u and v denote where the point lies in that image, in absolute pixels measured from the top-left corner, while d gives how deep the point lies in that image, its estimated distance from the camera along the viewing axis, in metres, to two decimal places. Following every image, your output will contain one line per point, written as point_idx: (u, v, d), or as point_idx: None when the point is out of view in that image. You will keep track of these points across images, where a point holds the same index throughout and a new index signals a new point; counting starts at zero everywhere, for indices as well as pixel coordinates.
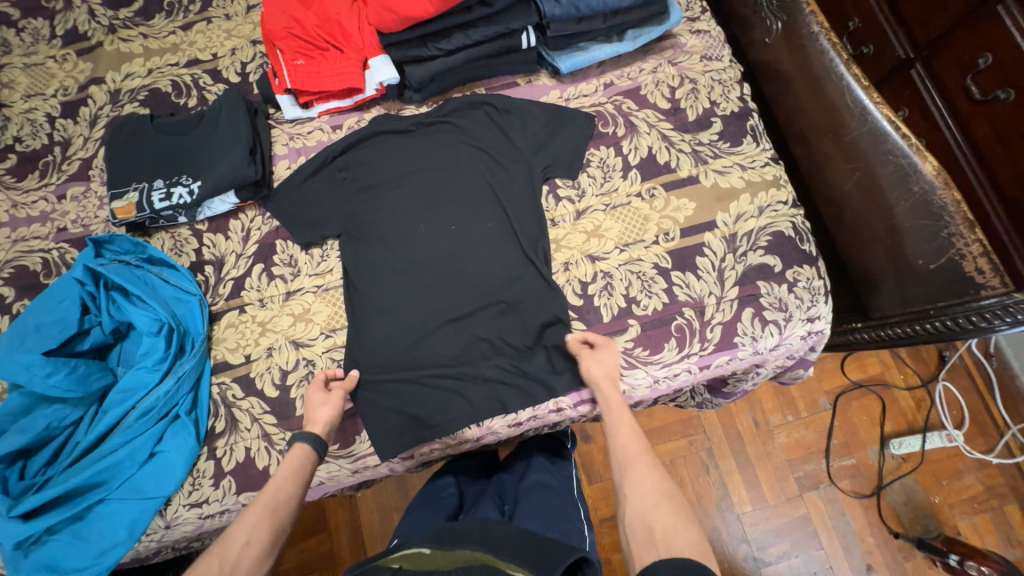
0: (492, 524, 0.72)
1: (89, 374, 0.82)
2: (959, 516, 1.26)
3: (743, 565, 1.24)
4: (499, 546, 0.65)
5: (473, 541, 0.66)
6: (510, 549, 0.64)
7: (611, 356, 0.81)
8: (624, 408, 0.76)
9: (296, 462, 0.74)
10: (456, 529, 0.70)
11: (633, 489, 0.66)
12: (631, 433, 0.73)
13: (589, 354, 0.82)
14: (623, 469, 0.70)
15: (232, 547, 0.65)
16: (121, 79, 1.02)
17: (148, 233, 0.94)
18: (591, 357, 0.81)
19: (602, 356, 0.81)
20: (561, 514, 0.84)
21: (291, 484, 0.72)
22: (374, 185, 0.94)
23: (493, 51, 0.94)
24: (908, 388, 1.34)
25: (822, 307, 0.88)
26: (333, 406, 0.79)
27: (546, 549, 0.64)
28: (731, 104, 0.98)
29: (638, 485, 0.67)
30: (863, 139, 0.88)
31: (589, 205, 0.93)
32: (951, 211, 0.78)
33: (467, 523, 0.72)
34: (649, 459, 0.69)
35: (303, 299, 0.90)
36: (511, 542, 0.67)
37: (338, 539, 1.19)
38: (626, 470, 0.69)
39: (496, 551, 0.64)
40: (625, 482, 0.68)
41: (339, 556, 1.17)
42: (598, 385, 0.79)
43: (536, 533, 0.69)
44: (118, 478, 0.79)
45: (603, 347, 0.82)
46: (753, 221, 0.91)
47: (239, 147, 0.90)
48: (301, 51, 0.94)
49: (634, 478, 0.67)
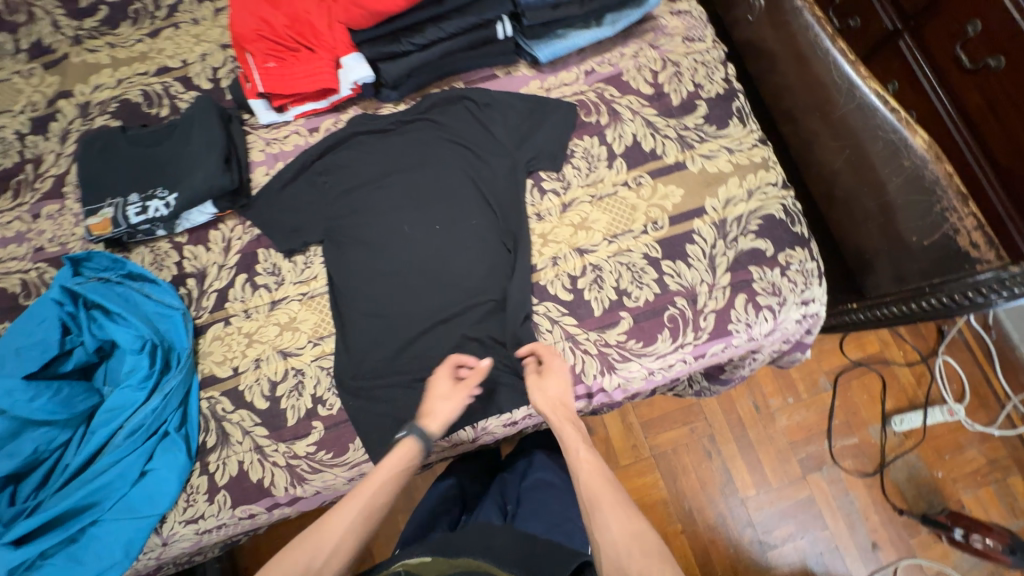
0: (492, 531, 0.71)
1: (73, 396, 0.81)
2: (962, 489, 1.26)
3: (749, 549, 1.23)
4: (499, 556, 0.64)
5: (473, 549, 0.65)
6: (508, 559, 0.63)
7: (558, 378, 0.78)
8: (582, 443, 0.74)
9: (397, 459, 0.72)
10: (457, 536, 0.69)
11: (602, 532, 0.64)
12: (595, 469, 0.71)
13: (536, 381, 0.79)
14: (589, 510, 0.67)
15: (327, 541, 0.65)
16: (90, 91, 1.00)
17: (127, 249, 0.92)
18: (540, 386, 0.78)
19: (548, 382, 0.78)
20: (564, 514, 0.85)
21: (390, 486, 0.71)
22: (355, 187, 0.92)
23: (469, 43, 0.91)
24: (907, 364, 1.34)
25: (816, 289, 0.86)
26: (455, 404, 0.77)
27: (544, 558, 0.63)
28: (715, 86, 0.95)
29: (605, 527, 0.64)
30: (851, 115, 0.86)
31: (575, 196, 0.91)
32: (943, 185, 0.76)
33: (468, 530, 0.71)
34: (614, 495, 0.67)
35: (289, 308, 0.88)
36: (510, 550, 0.65)
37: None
38: (591, 511, 0.66)
39: (496, 559, 0.63)
40: (592, 523, 0.66)
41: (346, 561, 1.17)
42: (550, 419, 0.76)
43: (536, 539, 0.69)
44: (110, 498, 0.78)
45: (554, 369, 0.79)
46: (743, 205, 0.89)
47: (213, 156, 0.87)
48: (271, 53, 0.92)
49: (600, 520, 0.65)
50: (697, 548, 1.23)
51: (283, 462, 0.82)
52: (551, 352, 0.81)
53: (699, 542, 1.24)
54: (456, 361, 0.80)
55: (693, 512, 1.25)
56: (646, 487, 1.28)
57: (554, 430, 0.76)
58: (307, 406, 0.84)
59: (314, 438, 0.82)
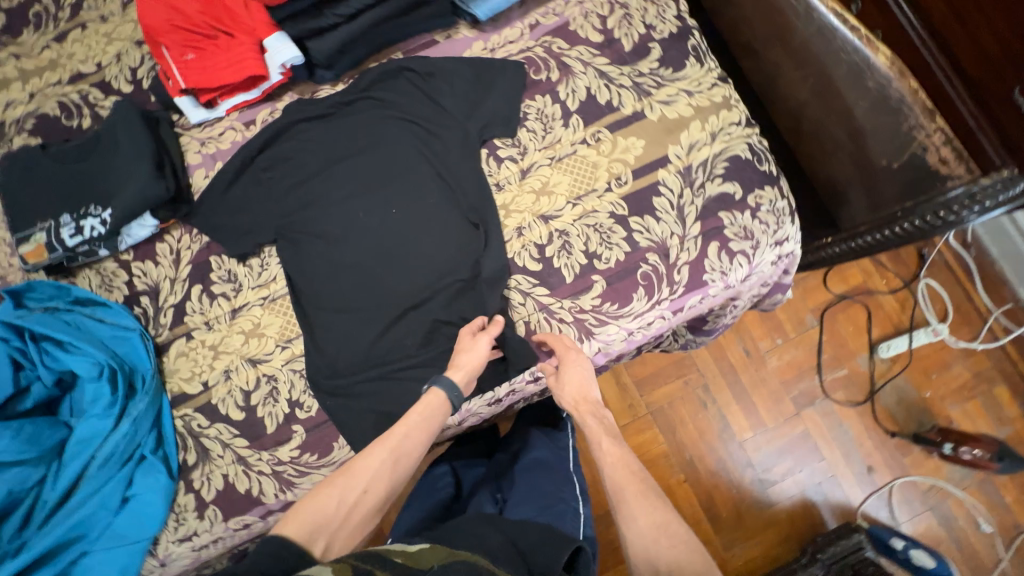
0: (482, 527, 0.67)
1: (38, 433, 0.78)
2: (950, 406, 1.29)
3: (751, 490, 1.26)
4: (493, 555, 0.59)
5: (469, 546, 0.61)
6: (505, 558, 0.60)
7: (577, 372, 0.76)
8: (604, 435, 0.73)
9: (427, 406, 0.72)
10: (448, 533, 0.65)
11: (628, 527, 0.64)
12: (620, 463, 0.70)
13: (555, 381, 0.78)
14: (616, 504, 0.66)
15: (354, 489, 0.65)
16: (2, 110, 0.92)
17: (71, 274, 0.87)
18: (559, 386, 0.78)
19: (567, 380, 0.77)
20: (553, 494, 0.82)
21: (422, 432, 0.70)
22: (303, 180, 0.87)
23: (398, 8, 0.86)
24: (891, 292, 1.34)
25: (789, 227, 0.84)
26: (480, 353, 0.76)
27: (540, 554, 0.62)
28: (668, 25, 0.90)
29: (633, 519, 0.64)
30: (811, 40, 0.82)
31: (533, 161, 0.87)
32: (909, 103, 0.74)
33: (458, 527, 0.67)
34: (639, 487, 0.66)
35: (251, 314, 0.85)
36: (501, 550, 0.61)
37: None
38: (618, 505, 0.66)
39: (492, 557, 0.59)
40: (619, 517, 0.66)
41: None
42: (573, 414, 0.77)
43: (527, 531, 0.67)
44: (97, 527, 0.77)
45: (570, 366, 0.76)
46: (707, 149, 0.85)
47: (142, 164, 0.82)
48: (188, 44, 0.85)
49: (627, 513, 0.64)
50: (701, 495, 1.26)
51: (268, 470, 0.80)
52: (561, 346, 0.78)
53: (702, 488, 1.26)
54: (474, 320, 0.80)
55: (694, 461, 1.27)
56: (646, 444, 1.29)
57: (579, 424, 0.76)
58: (285, 411, 0.81)
59: (297, 442, 0.81)
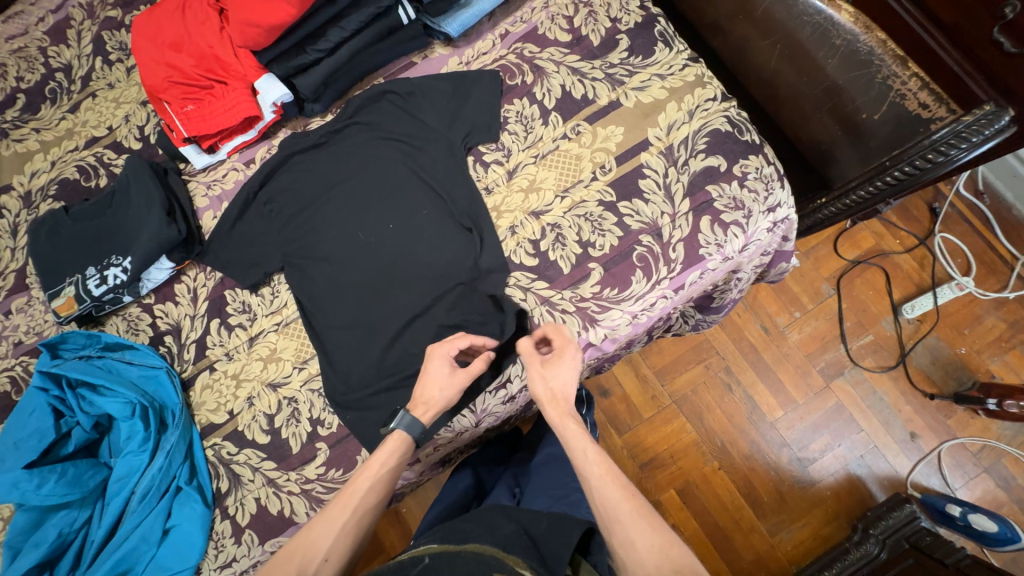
0: (494, 519, 0.67)
1: (81, 474, 0.82)
2: (990, 359, 1.24)
3: (789, 469, 1.22)
4: (508, 542, 0.61)
5: (480, 537, 0.61)
6: (517, 545, 0.60)
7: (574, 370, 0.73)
8: (589, 442, 0.67)
9: (388, 452, 0.70)
10: (460, 528, 0.65)
11: (627, 553, 0.58)
12: (609, 475, 0.64)
13: (541, 370, 0.73)
14: (608, 526, 0.61)
15: (313, 556, 0.62)
16: (28, 180, 1.00)
17: (101, 322, 0.93)
18: (545, 375, 0.73)
19: (557, 374, 0.72)
20: (570, 485, 0.84)
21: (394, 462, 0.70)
22: (302, 209, 0.91)
23: (376, 36, 0.90)
24: (906, 251, 1.30)
25: (780, 192, 0.84)
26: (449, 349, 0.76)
27: (550, 544, 0.62)
28: (633, 16, 0.93)
29: (631, 544, 0.58)
30: (773, 9, 0.85)
31: (518, 161, 0.90)
32: (879, 53, 0.77)
33: (471, 519, 0.68)
34: (633, 504, 0.61)
35: (267, 340, 0.89)
36: (516, 539, 0.61)
37: (387, 533, 1.20)
38: (612, 526, 0.60)
39: (504, 546, 0.59)
40: (615, 541, 0.60)
41: (393, 549, 1.19)
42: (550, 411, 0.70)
43: (537, 521, 0.67)
44: (141, 561, 0.80)
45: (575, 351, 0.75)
46: (687, 127, 0.87)
47: (154, 212, 0.87)
48: (187, 97, 0.91)
49: (625, 536, 0.59)
50: (737, 480, 1.23)
51: (297, 489, 0.83)
52: (563, 345, 0.74)
53: (738, 473, 1.23)
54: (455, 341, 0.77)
55: (726, 446, 1.25)
56: (673, 434, 1.26)
57: (556, 427, 0.70)
58: (308, 430, 0.84)
59: (322, 459, 0.83)
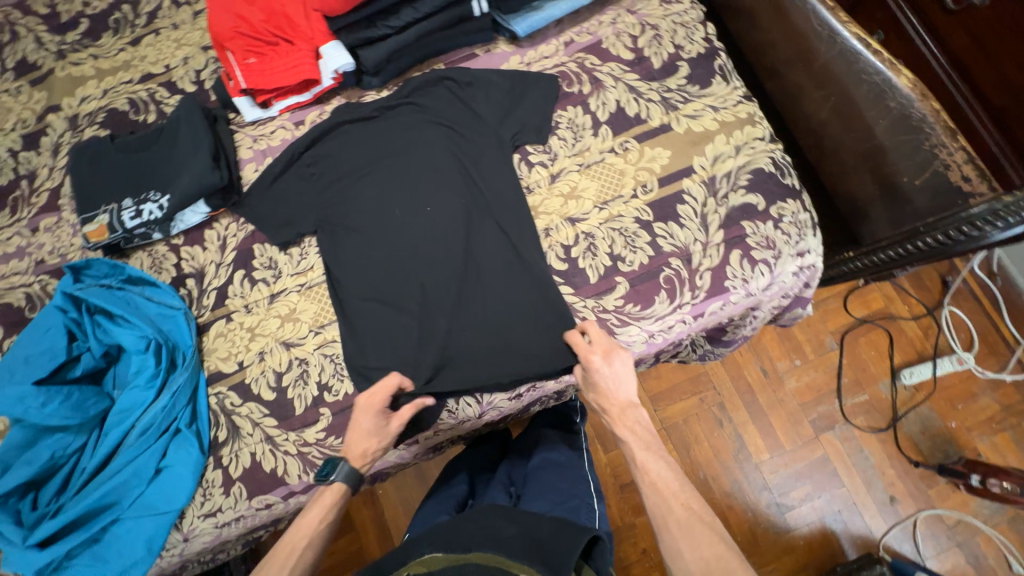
0: (495, 520, 0.68)
1: (84, 400, 0.83)
2: (978, 437, 1.26)
3: (767, 513, 1.23)
4: (510, 546, 0.61)
5: (482, 543, 0.61)
6: (518, 549, 0.60)
7: (604, 362, 0.76)
8: (656, 459, 0.73)
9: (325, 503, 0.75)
10: (461, 529, 0.65)
11: (674, 560, 0.65)
12: (662, 486, 0.71)
13: (584, 378, 0.81)
14: (659, 533, 0.68)
15: None
16: (77, 103, 1.01)
17: (126, 255, 0.94)
18: (595, 393, 0.80)
19: (598, 382, 0.77)
20: (568, 491, 0.84)
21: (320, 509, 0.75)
22: (343, 176, 0.92)
23: (446, 22, 0.92)
24: (914, 318, 1.32)
25: (811, 240, 0.86)
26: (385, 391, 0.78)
27: (555, 545, 0.61)
28: (696, 46, 0.95)
29: (679, 554, 0.65)
30: (834, 62, 0.87)
31: (562, 167, 0.91)
32: (931, 121, 0.78)
33: (472, 519, 0.68)
34: (683, 516, 0.67)
35: (288, 299, 0.89)
36: (519, 541, 0.62)
37: (360, 512, 1.21)
38: (660, 532, 0.68)
39: (507, 551, 0.59)
40: (665, 549, 0.67)
41: (363, 528, 1.20)
42: (616, 427, 0.78)
43: (542, 525, 0.67)
44: (129, 496, 0.80)
45: (594, 334, 0.78)
46: (732, 161, 0.89)
47: (201, 155, 0.88)
48: (251, 49, 0.92)
49: (672, 545, 0.66)
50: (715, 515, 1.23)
51: (294, 450, 0.83)
52: (581, 346, 0.77)
53: (716, 508, 1.24)
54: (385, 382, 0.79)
55: (708, 480, 1.25)
56: None
57: (621, 440, 0.78)
58: (314, 394, 0.84)
59: (323, 424, 0.83)
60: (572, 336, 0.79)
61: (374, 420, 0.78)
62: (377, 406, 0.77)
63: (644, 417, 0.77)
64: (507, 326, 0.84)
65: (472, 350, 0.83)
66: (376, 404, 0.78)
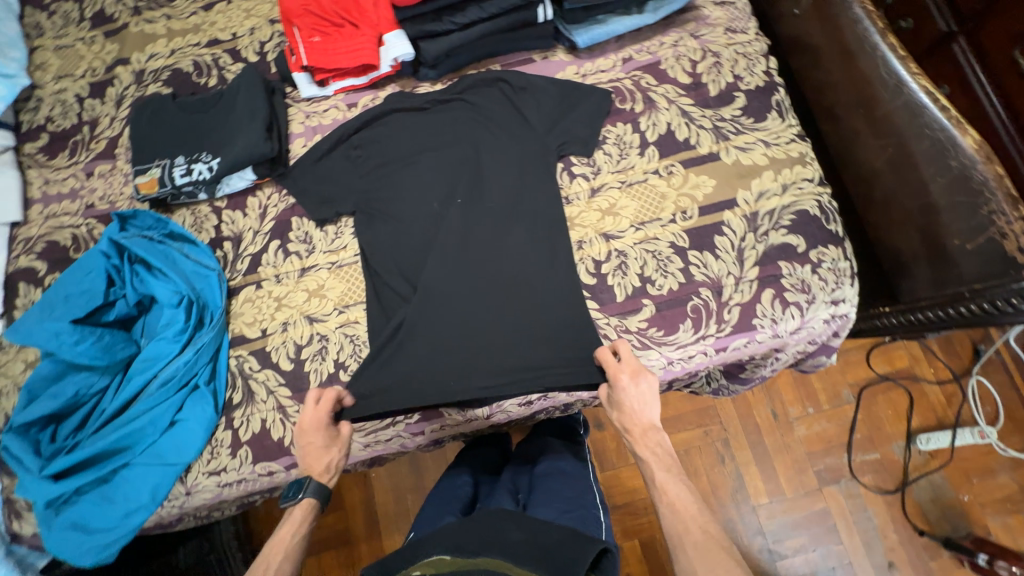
0: (503, 524, 0.68)
1: (114, 343, 0.86)
2: (991, 516, 1.21)
3: (758, 558, 1.21)
4: (515, 552, 0.61)
5: (490, 549, 0.62)
6: (524, 556, 0.60)
7: (631, 382, 0.76)
8: (676, 481, 0.73)
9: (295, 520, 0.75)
10: (467, 532, 0.66)
11: None
12: (681, 507, 0.70)
13: (610, 398, 0.80)
14: (675, 552, 0.67)
15: None
16: (145, 59, 1.04)
17: (170, 210, 0.97)
18: (619, 413, 0.78)
19: (623, 402, 0.77)
20: (574, 499, 0.83)
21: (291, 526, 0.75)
22: (388, 162, 0.93)
23: (509, 25, 0.93)
24: (938, 382, 1.28)
25: (848, 289, 0.84)
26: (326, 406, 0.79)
27: (560, 553, 0.61)
28: (755, 78, 0.94)
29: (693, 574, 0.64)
30: (897, 113, 0.84)
31: (604, 182, 0.91)
32: (992, 186, 0.73)
33: (480, 522, 0.69)
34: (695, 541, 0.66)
35: (318, 275, 0.91)
36: (525, 547, 0.62)
37: (350, 493, 1.22)
38: (675, 551, 0.67)
39: (513, 558, 0.60)
40: (679, 568, 0.66)
41: (351, 508, 1.21)
42: (640, 448, 0.76)
43: (549, 531, 0.66)
44: (141, 443, 0.83)
45: (624, 354, 0.78)
46: (777, 199, 0.87)
47: (256, 124, 0.91)
48: (316, 28, 0.95)
49: (688, 565, 0.65)
50: None
51: None
52: (611, 362, 0.77)
53: None
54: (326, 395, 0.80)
55: None
56: None
57: (640, 461, 0.77)
58: (329, 371, 0.86)
59: None
60: (602, 353, 0.79)
61: (325, 435, 0.79)
62: (323, 418, 0.78)
63: (666, 440, 0.75)
64: (527, 332, 0.84)
65: (486, 351, 0.84)
66: (321, 420, 0.78)
